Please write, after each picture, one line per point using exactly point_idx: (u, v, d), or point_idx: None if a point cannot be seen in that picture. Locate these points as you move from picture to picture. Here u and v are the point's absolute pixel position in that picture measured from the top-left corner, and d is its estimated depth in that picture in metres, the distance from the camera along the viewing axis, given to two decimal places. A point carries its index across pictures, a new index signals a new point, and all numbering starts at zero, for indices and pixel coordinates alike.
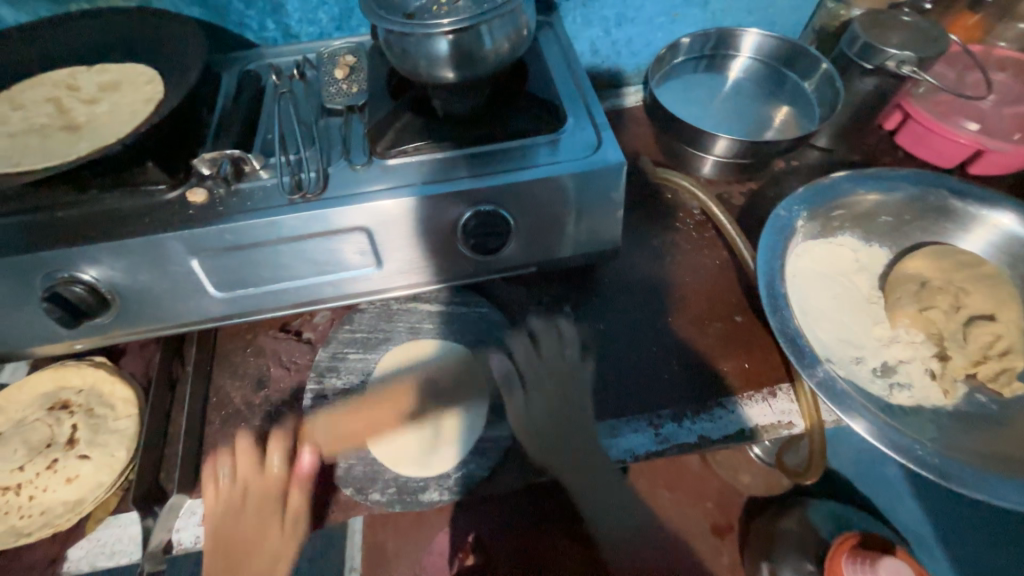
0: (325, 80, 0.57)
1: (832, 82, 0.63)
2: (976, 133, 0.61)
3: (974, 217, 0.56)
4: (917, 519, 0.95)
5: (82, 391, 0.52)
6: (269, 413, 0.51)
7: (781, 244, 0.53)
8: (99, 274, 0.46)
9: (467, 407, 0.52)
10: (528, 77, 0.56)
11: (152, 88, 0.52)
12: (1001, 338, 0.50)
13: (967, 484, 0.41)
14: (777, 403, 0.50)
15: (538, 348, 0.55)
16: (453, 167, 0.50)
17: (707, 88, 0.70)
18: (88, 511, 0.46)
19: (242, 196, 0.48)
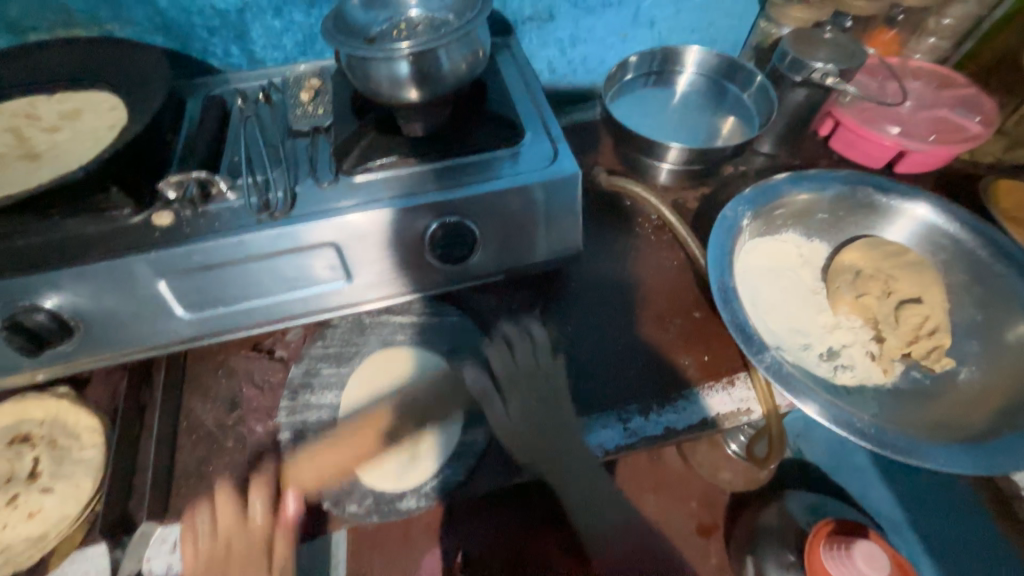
0: (291, 103, 0.59)
1: (768, 93, 0.69)
2: (897, 136, 0.68)
3: (899, 211, 0.62)
4: (884, 500, 1.00)
5: (44, 422, 0.51)
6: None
7: (730, 242, 0.57)
8: (61, 301, 0.46)
9: (441, 415, 0.53)
10: (487, 95, 0.59)
11: (114, 115, 0.53)
12: (928, 319, 0.55)
13: (904, 453, 0.44)
14: (736, 391, 0.53)
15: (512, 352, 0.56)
16: (418, 182, 0.52)
17: (657, 102, 0.75)
18: (53, 545, 0.45)
19: (209, 217, 0.49)
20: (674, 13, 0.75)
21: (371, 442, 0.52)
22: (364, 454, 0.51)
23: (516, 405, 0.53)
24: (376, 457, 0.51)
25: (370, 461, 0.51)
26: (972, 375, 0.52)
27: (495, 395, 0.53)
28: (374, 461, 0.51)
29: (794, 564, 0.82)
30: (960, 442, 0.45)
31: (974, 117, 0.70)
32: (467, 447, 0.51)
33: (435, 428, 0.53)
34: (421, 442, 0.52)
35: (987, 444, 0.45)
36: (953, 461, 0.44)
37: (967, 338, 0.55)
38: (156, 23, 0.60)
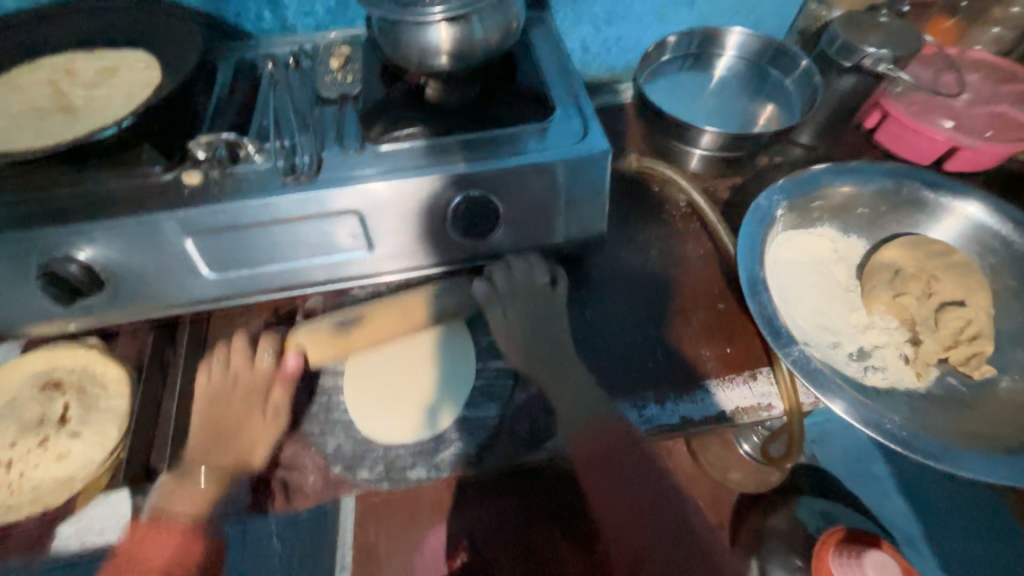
0: (320, 70, 0.59)
1: (812, 79, 0.65)
2: (951, 131, 0.63)
3: (947, 209, 0.59)
4: (900, 513, 0.97)
5: (74, 371, 0.53)
6: (256, 384, 0.52)
7: (762, 232, 0.55)
8: (94, 253, 0.47)
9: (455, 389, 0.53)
10: (518, 69, 0.58)
11: (148, 74, 0.53)
12: (971, 324, 0.52)
13: (935, 458, 0.42)
14: (757, 386, 0.52)
15: None
16: (445, 153, 0.51)
17: (693, 86, 0.73)
18: (78, 489, 0.47)
19: (236, 178, 0.49)
20: None
21: (384, 408, 0.52)
22: (375, 417, 0.52)
23: (531, 384, 0.53)
24: (387, 423, 0.51)
25: (371, 411, 0.52)
26: (1013, 385, 0.49)
27: (496, 303, 0.53)
28: (382, 421, 0.51)
29: None
30: (996, 452, 0.43)
31: None
32: (478, 423, 0.51)
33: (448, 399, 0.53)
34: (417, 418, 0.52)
35: None
36: (988, 471, 0.42)
37: (1010, 347, 0.52)
38: None
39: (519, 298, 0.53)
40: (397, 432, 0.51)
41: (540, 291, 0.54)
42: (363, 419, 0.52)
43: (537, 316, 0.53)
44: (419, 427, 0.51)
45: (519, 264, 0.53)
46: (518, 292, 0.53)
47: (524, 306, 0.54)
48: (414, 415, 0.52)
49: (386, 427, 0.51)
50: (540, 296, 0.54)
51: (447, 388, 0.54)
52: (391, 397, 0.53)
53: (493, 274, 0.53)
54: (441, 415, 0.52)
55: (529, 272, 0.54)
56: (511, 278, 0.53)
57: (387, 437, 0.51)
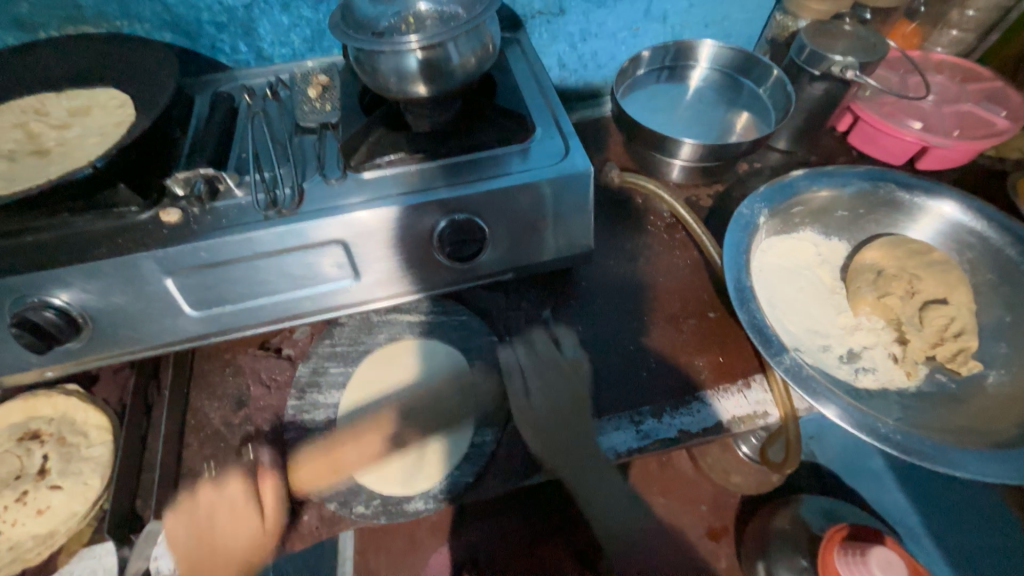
0: (298, 99, 0.59)
1: (785, 86, 0.67)
2: (920, 131, 0.65)
3: (923, 208, 0.60)
4: (901, 507, 0.97)
5: (52, 419, 0.51)
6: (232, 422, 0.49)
7: (747, 240, 0.56)
8: (70, 297, 0.46)
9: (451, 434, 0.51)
10: (497, 91, 0.58)
11: (122, 111, 0.52)
12: (955, 320, 0.53)
13: (932, 459, 0.42)
14: (752, 393, 0.52)
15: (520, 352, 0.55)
16: (426, 178, 0.51)
17: (670, 97, 0.74)
18: (60, 544, 0.45)
19: (216, 214, 0.48)
20: (688, 7, 0.73)
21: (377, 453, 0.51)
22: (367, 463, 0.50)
23: (526, 406, 0.52)
24: (379, 469, 0.50)
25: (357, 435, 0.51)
26: (1000, 379, 0.50)
27: (518, 374, 0.53)
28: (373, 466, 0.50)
29: (809, 572, 0.80)
30: (990, 449, 0.43)
31: (1001, 111, 0.68)
32: (475, 449, 0.50)
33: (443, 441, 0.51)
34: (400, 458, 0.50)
35: (1020, 451, 0.43)
36: (984, 469, 0.42)
37: (994, 340, 0.53)
38: (164, 19, 0.60)
39: (542, 373, 0.53)
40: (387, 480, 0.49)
41: (558, 367, 0.53)
42: (358, 464, 0.50)
43: (566, 374, 0.53)
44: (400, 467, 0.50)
45: (542, 339, 0.55)
46: (541, 368, 0.53)
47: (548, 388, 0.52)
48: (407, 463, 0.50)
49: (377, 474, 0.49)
50: (560, 368, 0.53)
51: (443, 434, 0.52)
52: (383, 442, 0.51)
53: (516, 352, 0.55)
54: (436, 456, 0.50)
55: (554, 345, 0.55)
56: (534, 353, 0.54)
57: (374, 471, 0.49)
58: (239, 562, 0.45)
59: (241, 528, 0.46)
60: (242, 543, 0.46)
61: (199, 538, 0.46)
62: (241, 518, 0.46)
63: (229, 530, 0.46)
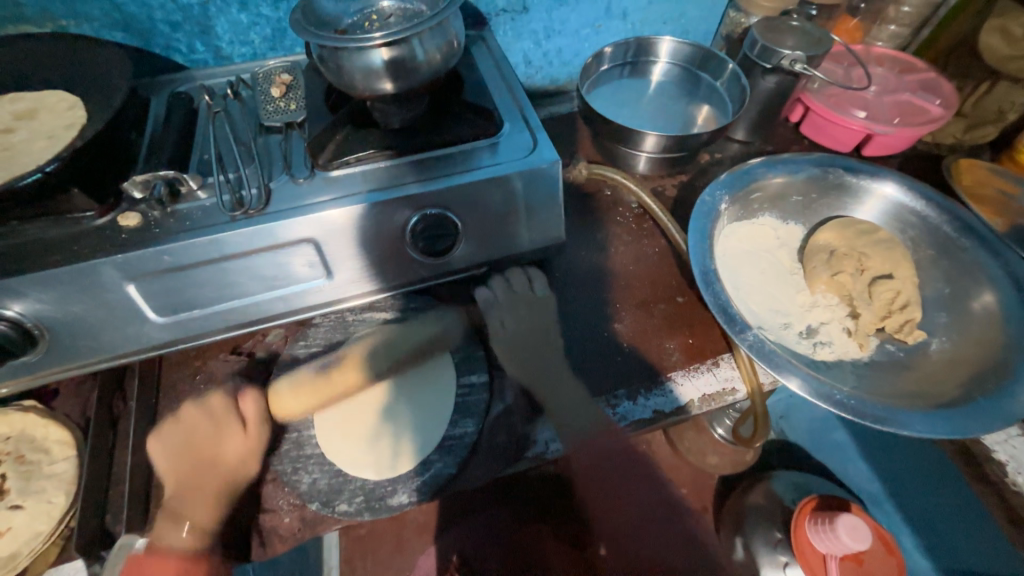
0: (261, 98, 0.58)
1: (740, 80, 0.70)
2: (864, 120, 0.69)
3: (870, 192, 0.64)
4: (865, 476, 1.03)
5: (9, 437, 0.49)
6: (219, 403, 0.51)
7: (710, 226, 0.58)
8: (23, 308, 0.44)
9: (423, 437, 0.52)
10: (464, 86, 0.58)
11: (73, 114, 0.50)
12: (901, 294, 0.56)
13: (882, 421, 0.46)
14: (720, 371, 0.54)
15: (497, 344, 0.56)
16: (396, 174, 0.51)
17: (633, 92, 0.76)
18: (23, 566, 0.43)
19: (179, 217, 0.47)
20: (646, 4, 0.76)
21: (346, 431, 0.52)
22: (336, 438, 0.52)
23: (506, 397, 0.53)
24: (347, 442, 0.52)
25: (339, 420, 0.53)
26: (942, 345, 0.54)
27: (500, 310, 0.56)
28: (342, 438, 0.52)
29: (782, 542, 0.84)
30: (934, 409, 0.47)
31: (935, 99, 0.73)
32: (457, 441, 0.51)
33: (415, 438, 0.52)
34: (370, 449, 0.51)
35: (960, 409, 0.46)
36: (929, 428, 0.46)
37: (936, 311, 0.57)
38: (114, 18, 0.57)
39: (521, 362, 0.55)
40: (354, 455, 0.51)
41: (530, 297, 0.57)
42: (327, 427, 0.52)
43: (542, 366, 0.54)
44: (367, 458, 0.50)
45: (518, 275, 0.58)
46: (513, 300, 0.56)
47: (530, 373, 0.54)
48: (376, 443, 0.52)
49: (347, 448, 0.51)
50: (532, 305, 0.57)
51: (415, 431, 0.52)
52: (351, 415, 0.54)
53: (493, 291, 0.56)
54: (405, 452, 0.51)
55: (529, 284, 0.58)
56: (511, 293, 0.56)
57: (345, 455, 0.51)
58: (228, 469, 0.49)
59: (227, 438, 0.49)
60: (230, 456, 0.49)
61: (183, 456, 0.49)
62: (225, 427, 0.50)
63: (210, 439, 0.50)
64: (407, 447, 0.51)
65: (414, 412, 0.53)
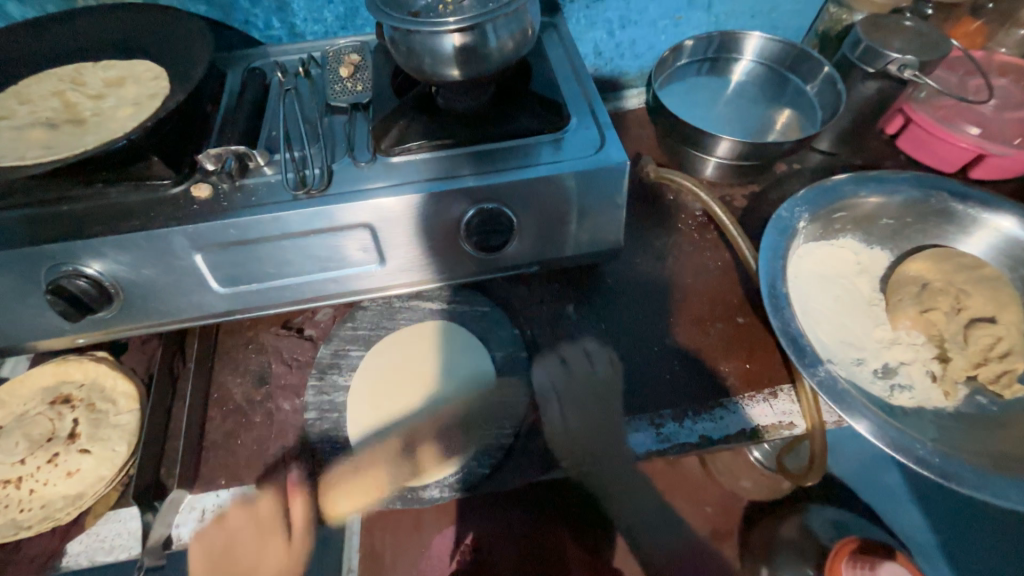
0: (329, 78, 0.58)
1: (835, 84, 0.63)
2: (977, 138, 0.61)
3: (977, 221, 0.57)
4: (916, 524, 0.95)
5: (84, 385, 0.52)
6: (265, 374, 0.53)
7: (785, 244, 0.53)
8: (103, 268, 0.46)
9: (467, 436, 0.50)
10: (533, 76, 0.56)
11: (157, 84, 0.52)
12: (1002, 340, 0.50)
13: (970, 484, 0.41)
14: (779, 403, 0.50)
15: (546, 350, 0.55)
16: (455, 165, 0.50)
17: (710, 91, 0.71)
18: (88, 505, 0.46)
19: (246, 191, 0.48)
20: None
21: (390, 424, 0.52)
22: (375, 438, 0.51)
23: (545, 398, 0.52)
24: (395, 441, 0.50)
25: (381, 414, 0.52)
26: None
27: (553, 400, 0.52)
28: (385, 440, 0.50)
29: None
30: None
31: None
32: (492, 441, 0.50)
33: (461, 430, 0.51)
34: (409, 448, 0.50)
35: None
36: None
37: None
38: None
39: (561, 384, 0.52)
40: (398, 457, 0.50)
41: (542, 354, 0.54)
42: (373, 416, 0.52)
43: (579, 391, 0.51)
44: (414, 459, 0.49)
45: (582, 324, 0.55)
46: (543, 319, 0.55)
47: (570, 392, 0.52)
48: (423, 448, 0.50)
49: (397, 445, 0.50)
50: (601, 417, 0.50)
51: (454, 429, 0.51)
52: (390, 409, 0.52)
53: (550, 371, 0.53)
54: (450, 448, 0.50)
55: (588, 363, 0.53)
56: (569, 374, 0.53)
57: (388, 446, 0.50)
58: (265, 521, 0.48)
59: (271, 548, 0.49)
60: (270, 564, 0.49)
61: (218, 557, 0.47)
62: (269, 544, 0.49)
63: (251, 553, 0.49)
64: (455, 441, 0.50)
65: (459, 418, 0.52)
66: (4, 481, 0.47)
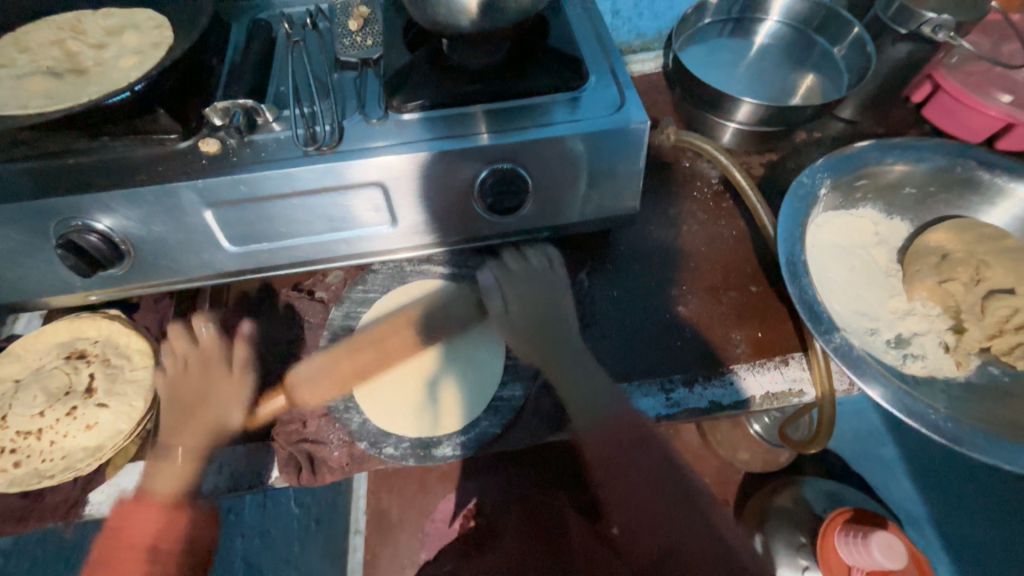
0: (338, 31, 0.55)
1: (864, 46, 0.61)
2: (1008, 106, 0.60)
3: (1001, 190, 0.55)
4: (909, 497, 0.97)
5: (98, 341, 0.53)
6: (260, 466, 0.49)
7: (804, 212, 0.52)
8: (113, 223, 0.46)
9: (469, 398, 0.52)
10: (550, 32, 0.54)
11: (160, 32, 0.50)
12: (1019, 312, 0.49)
13: (977, 450, 0.41)
14: (789, 370, 0.51)
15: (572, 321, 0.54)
16: (471, 122, 0.48)
17: (732, 53, 0.68)
18: (108, 458, 0.47)
19: (255, 147, 0.47)
20: None
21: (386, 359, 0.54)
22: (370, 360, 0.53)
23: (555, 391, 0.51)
24: (390, 382, 0.53)
25: (382, 352, 0.54)
26: None
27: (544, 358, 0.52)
28: (374, 398, 0.52)
29: (806, 547, 0.84)
30: None
31: None
32: (504, 403, 0.51)
33: (463, 398, 0.52)
34: (402, 399, 0.52)
35: None
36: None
37: None
38: None
39: (567, 354, 0.51)
40: (387, 420, 0.50)
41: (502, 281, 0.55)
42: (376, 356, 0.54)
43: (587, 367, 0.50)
44: (397, 406, 0.51)
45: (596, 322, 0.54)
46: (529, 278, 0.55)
47: (570, 359, 0.51)
48: (416, 395, 0.52)
49: (387, 389, 0.52)
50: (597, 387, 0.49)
51: (451, 392, 0.52)
52: (390, 352, 0.54)
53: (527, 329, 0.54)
54: (448, 409, 0.51)
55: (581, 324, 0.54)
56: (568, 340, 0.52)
57: (382, 386, 0.52)
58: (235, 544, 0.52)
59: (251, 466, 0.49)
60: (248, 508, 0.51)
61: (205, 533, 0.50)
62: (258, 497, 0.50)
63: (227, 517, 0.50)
64: (453, 410, 0.51)
65: (458, 386, 0.52)
66: (23, 433, 0.48)
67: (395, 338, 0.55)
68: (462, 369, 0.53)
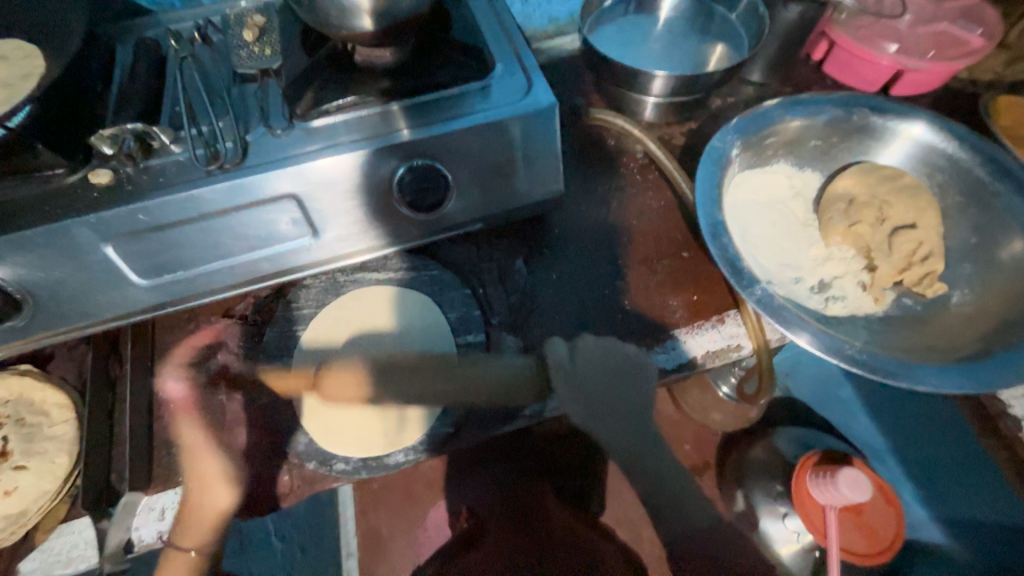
0: (233, 43, 0.53)
1: (758, 11, 0.64)
2: (896, 54, 0.64)
3: (895, 132, 0.59)
4: (869, 431, 1.03)
5: (9, 401, 0.49)
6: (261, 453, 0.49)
7: (719, 174, 0.54)
8: (3, 272, 0.42)
9: (430, 392, 0.51)
10: (451, 24, 0.53)
11: (30, 62, 0.47)
12: (922, 244, 0.53)
13: (895, 377, 0.44)
14: (726, 328, 0.52)
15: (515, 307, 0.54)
16: (381, 122, 0.48)
17: (641, 29, 0.70)
18: (34, 522, 0.45)
19: (153, 172, 0.45)
20: None
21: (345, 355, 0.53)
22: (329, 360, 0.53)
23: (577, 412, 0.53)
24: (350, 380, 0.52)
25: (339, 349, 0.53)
26: (964, 299, 0.52)
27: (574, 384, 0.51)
28: (342, 401, 0.51)
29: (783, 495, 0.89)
30: (952, 364, 0.45)
31: (977, 29, 0.66)
32: (454, 400, 0.51)
33: (426, 391, 0.51)
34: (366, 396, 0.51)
35: (981, 363, 0.44)
36: (942, 381, 0.43)
37: (959, 263, 0.54)
38: None
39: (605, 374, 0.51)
40: (362, 419, 0.51)
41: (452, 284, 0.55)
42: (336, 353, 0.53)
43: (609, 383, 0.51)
44: (361, 404, 0.51)
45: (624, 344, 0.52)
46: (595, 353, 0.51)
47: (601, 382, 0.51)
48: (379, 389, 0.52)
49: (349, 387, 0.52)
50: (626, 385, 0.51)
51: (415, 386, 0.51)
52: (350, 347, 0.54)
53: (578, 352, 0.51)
54: (412, 403, 0.51)
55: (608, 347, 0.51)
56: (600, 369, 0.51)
57: (344, 387, 0.52)
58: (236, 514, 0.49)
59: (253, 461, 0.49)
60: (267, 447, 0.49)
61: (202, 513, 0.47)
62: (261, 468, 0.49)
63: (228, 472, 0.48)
64: (417, 412, 0.50)
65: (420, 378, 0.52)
66: None
67: (351, 334, 0.54)
68: (421, 361, 0.53)
